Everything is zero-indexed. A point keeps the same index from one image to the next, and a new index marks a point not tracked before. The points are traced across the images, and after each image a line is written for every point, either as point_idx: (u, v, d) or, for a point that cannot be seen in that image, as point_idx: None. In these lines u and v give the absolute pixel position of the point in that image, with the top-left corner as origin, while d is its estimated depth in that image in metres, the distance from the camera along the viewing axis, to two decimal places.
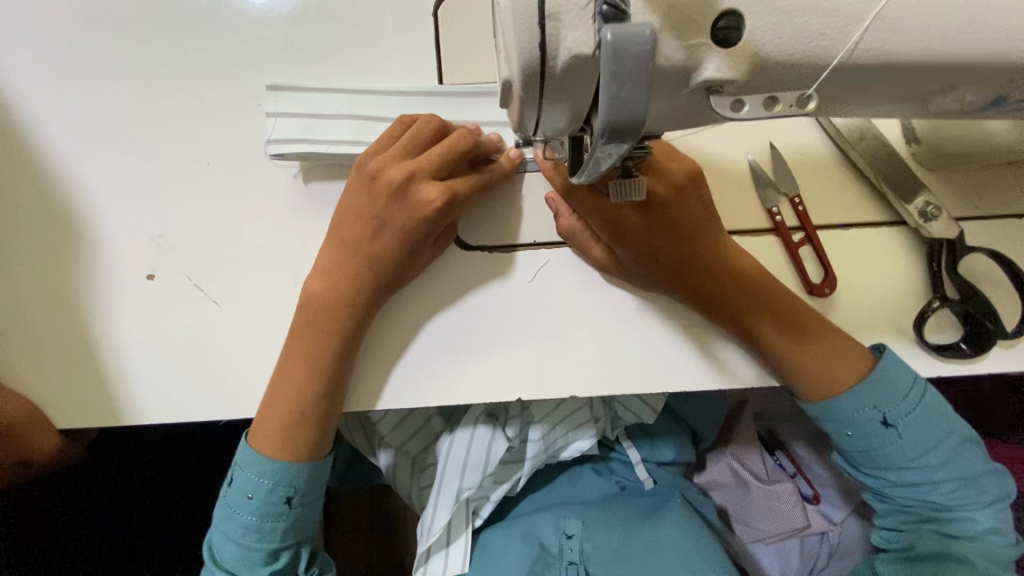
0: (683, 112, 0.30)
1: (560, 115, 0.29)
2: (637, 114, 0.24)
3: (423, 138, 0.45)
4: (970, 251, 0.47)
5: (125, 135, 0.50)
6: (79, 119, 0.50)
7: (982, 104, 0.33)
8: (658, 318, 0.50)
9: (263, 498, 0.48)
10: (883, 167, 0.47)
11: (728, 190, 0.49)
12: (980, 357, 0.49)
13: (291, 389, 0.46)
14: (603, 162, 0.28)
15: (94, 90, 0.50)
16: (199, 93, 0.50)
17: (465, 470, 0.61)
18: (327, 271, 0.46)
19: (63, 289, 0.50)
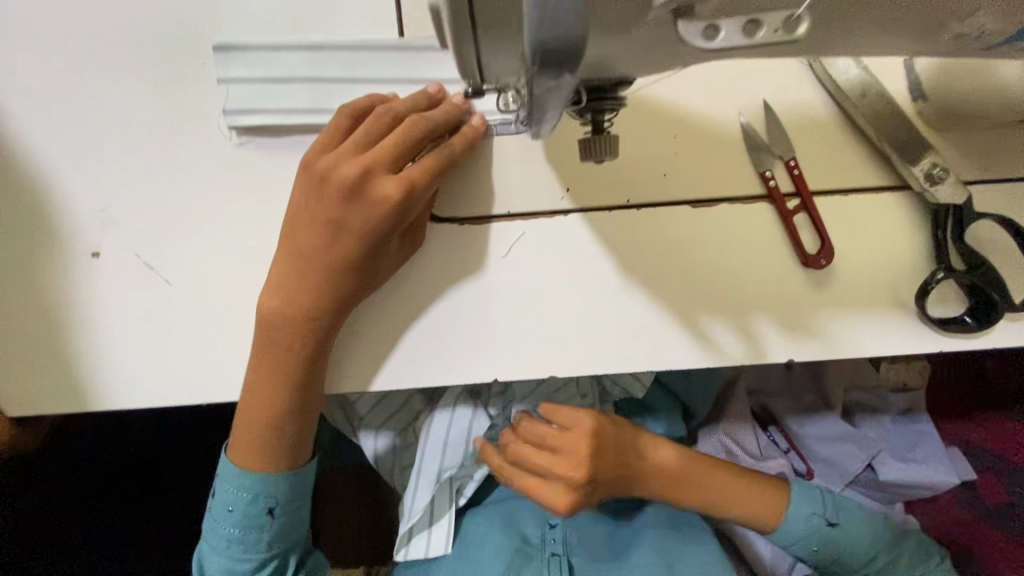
0: (646, 45, 0.26)
1: (503, 52, 0.26)
2: (570, 26, 0.21)
3: (376, 128, 0.40)
4: (979, 218, 0.44)
5: (54, 97, 0.45)
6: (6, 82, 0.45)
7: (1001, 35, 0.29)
8: (643, 294, 0.46)
9: (247, 513, 0.46)
10: (886, 126, 0.43)
11: (718, 154, 0.45)
12: (986, 330, 0.46)
13: (262, 403, 0.44)
14: (549, 100, 0.25)
15: (20, 49, 0.45)
16: (134, 49, 0.44)
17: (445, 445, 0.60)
18: (283, 285, 0.42)
19: (4, 269, 0.46)
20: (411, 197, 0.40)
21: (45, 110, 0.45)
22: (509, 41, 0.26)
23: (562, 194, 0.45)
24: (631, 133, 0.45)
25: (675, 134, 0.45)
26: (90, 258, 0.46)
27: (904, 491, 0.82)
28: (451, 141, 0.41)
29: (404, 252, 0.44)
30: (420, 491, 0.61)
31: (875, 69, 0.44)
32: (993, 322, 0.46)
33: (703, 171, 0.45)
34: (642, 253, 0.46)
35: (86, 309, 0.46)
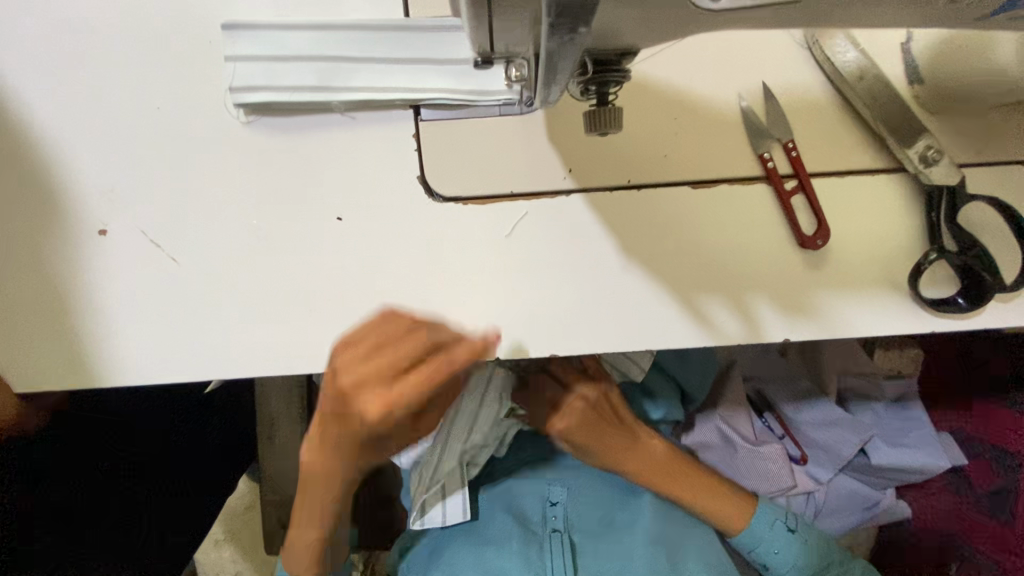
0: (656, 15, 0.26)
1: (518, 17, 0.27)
2: None
3: (387, 331, 0.40)
4: (972, 200, 0.45)
5: (64, 76, 0.45)
6: (17, 60, 0.45)
7: None
8: (643, 274, 0.47)
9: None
10: (882, 109, 0.44)
11: (718, 136, 0.46)
12: (977, 311, 0.47)
13: (310, 537, 0.50)
14: (562, 62, 0.26)
15: (31, 28, 0.45)
16: (146, 29, 0.45)
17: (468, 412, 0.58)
18: (314, 451, 0.45)
19: (14, 244, 0.46)
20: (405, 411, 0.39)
21: (52, 88, 0.45)
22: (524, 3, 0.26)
23: (564, 174, 0.46)
24: (633, 114, 0.45)
25: (676, 116, 0.46)
26: (98, 235, 0.46)
27: (897, 476, 0.83)
28: (453, 351, 0.40)
29: (436, 415, 0.45)
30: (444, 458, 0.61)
31: (873, 53, 0.45)
32: (984, 302, 0.47)
33: (703, 153, 0.46)
34: (643, 231, 0.46)
35: (95, 286, 0.47)
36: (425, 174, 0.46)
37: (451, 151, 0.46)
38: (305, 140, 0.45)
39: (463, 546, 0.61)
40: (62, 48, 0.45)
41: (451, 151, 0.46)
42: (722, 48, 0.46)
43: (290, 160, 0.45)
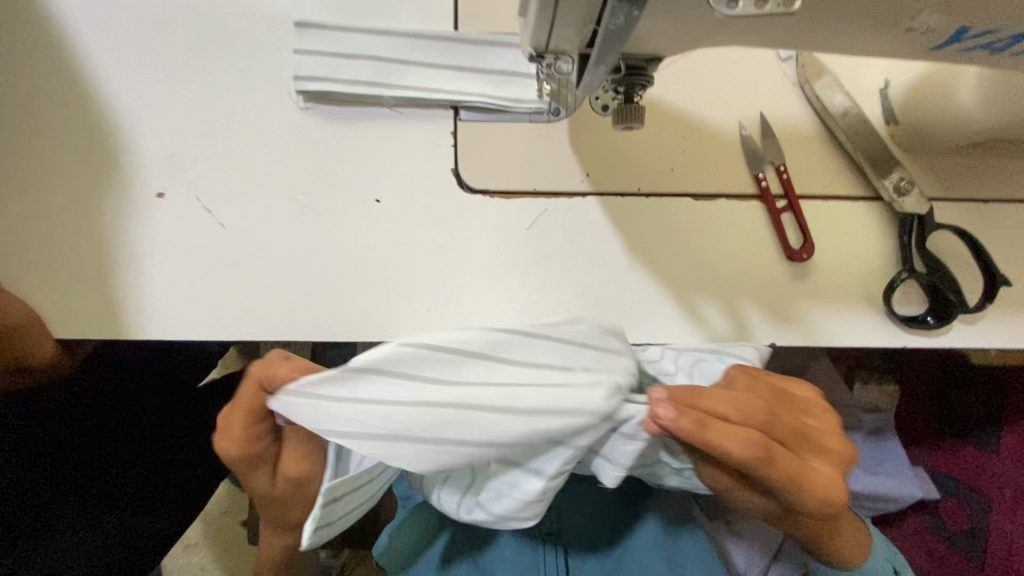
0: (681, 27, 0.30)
1: (572, 19, 0.30)
2: None
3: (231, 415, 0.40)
4: (938, 228, 0.51)
5: (149, 53, 0.51)
6: (111, 37, 0.51)
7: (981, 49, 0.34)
8: (647, 274, 0.52)
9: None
10: (863, 143, 0.50)
11: (719, 154, 0.51)
12: (944, 330, 0.53)
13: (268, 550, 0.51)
14: (613, 49, 0.29)
15: (127, 11, 0.51)
16: (226, 20, 0.50)
17: (399, 444, 0.36)
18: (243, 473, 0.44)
19: (78, 198, 0.51)
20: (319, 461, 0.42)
21: (134, 61, 0.51)
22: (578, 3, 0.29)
23: (582, 177, 0.51)
24: (646, 130, 0.51)
25: (684, 135, 0.51)
26: (154, 197, 0.51)
27: (874, 504, 0.86)
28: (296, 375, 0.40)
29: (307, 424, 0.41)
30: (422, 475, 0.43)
31: (858, 95, 0.51)
32: (950, 321, 0.52)
33: (705, 169, 0.52)
34: (648, 234, 0.52)
35: (145, 243, 0.51)
36: (458, 168, 0.51)
37: (482, 149, 0.51)
38: (354, 128, 0.50)
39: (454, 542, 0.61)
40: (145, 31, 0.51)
41: (483, 149, 0.51)
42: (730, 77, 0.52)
43: (340, 144, 0.50)
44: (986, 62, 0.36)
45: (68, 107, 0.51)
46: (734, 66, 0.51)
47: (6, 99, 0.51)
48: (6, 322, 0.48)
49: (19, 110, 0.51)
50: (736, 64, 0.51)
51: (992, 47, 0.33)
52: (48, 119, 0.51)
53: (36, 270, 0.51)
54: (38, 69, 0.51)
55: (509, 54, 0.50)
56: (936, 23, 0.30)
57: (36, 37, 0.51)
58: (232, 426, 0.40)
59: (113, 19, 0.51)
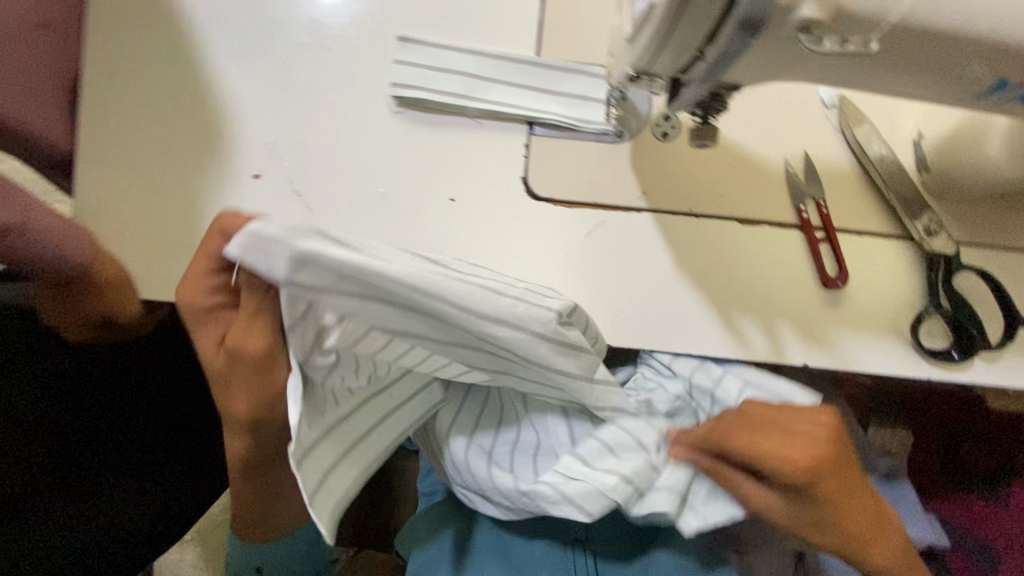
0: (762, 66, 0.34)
1: (670, 53, 0.33)
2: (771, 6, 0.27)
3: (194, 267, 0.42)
4: (963, 269, 0.55)
5: (259, 49, 0.56)
6: (226, 31, 0.56)
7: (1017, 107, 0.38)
8: (692, 288, 0.56)
9: (243, 565, 0.65)
10: (897, 186, 0.55)
11: (765, 185, 0.56)
12: (966, 365, 0.56)
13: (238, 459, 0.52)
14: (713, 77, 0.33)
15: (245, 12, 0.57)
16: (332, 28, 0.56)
17: (366, 277, 0.35)
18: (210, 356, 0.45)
19: (182, 172, 0.56)
20: (264, 335, 0.40)
21: (246, 55, 0.56)
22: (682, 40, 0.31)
23: (639, 195, 0.56)
24: (701, 157, 0.56)
25: (734, 164, 0.56)
26: (251, 178, 0.56)
27: None
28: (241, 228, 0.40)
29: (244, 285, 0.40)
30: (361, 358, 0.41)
31: (895, 143, 0.57)
32: (971, 357, 0.56)
33: (752, 197, 0.56)
34: (696, 252, 0.56)
35: None
36: (527, 176, 0.56)
37: (551, 162, 0.56)
38: (437, 133, 0.56)
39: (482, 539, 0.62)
40: (258, 28, 0.56)
41: (551, 162, 0.56)
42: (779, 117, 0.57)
43: (423, 145, 0.56)
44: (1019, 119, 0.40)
45: (182, 90, 0.56)
46: (783, 108, 0.57)
47: (127, 78, 0.56)
48: (103, 277, 0.52)
49: (137, 88, 0.56)
50: (785, 106, 0.57)
51: None
52: (163, 99, 0.56)
53: (133, 234, 0.55)
54: (157, 53, 0.56)
55: (584, 80, 0.55)
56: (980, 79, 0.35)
57: (161, 27, 0.57)
58: (190, 276, 0.43)
59: (229, 14, 0.56)
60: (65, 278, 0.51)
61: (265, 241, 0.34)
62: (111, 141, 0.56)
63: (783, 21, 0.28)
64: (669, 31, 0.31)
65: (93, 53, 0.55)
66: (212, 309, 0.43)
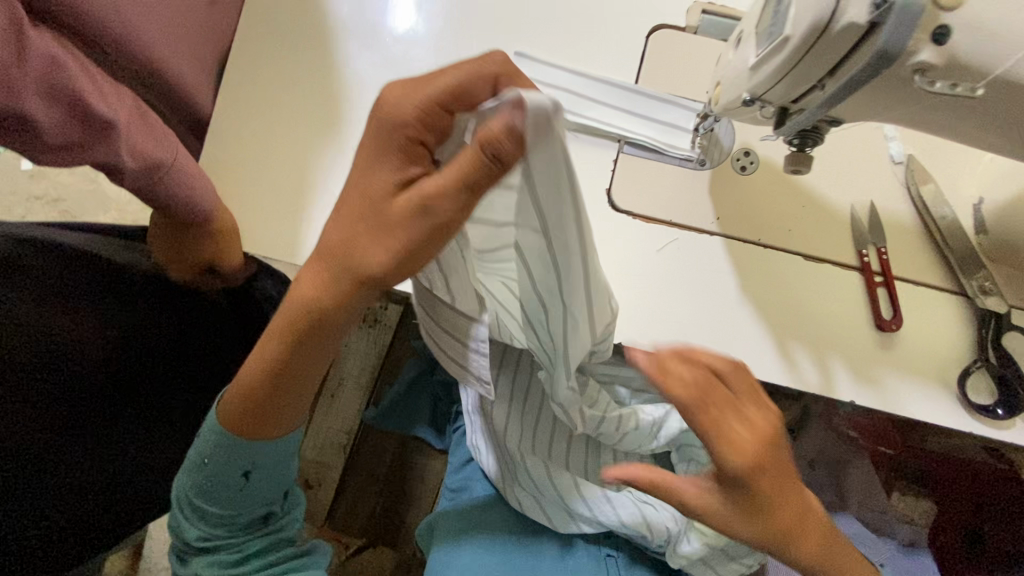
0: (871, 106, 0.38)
1: (788, 84, 0.38)
2: (904, 45, 0.31)
3: (427, 90, 0.37)
4: (1013, 330, 0.58)
5: (386, 39, 0.62)
6: (357, 19, 0.62)
7: None
8: (753, 313, 0.60)
9: (222, 468, 0.50)
10: (955, 244, 0.59)
11: (831, 226, 0.61)
12: (1009, 423, 0.58)
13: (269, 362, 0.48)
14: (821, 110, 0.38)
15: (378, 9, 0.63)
16: (453, 33, 0.62)
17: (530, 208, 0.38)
18: (350, 203, 0.40)
19: (295, 138, 0.60)
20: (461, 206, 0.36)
21: (372, 43, 0.61)
22: (805, 73, 0.36)
23: (713, 220, 0.61)
24: (775, 194, 0.61)
25: (805, 204, 0.61)
26: None
27: None
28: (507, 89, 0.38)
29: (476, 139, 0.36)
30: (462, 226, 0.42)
31: (956, 205, 0.61)
32: (1015, 417, 0.58)
33: (817, 236, 0.60)
34: (761, 280, 0.60)
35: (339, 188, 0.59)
36: (611, 189, 0.61)
37: (635, 179, 0.61)
38: None
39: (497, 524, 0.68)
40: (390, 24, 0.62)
41: (635, 179, 0.61)
42: (850, 166, 0.61)
43: None
44: None
45: (312, 65, 0.61)
46: (854, 159, 0.61)
47: (260, 48, 0.61)
48: (218, 226, 0.56)
49: (273, 59, 0.61)
50: (857, 158, 0.61)
51: None
52: (294, 72, 0.61)
53: (243, 192, 0.59)
54: (291, 28, 0.62)
55: (676, 111, 0.61)
56: None
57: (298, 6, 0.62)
58: (414, 94, 0.37)
59: (365, 5, 0.62)
60: (188, 220, 0.56)
61: (547, 122, 0.31)
62: (242, 102, 0.60)
63: (903, 61, 0.33)
64: (797, 60, 0.35)
65: (245, 27, 0.61)
66: (410, 136, 0.37)
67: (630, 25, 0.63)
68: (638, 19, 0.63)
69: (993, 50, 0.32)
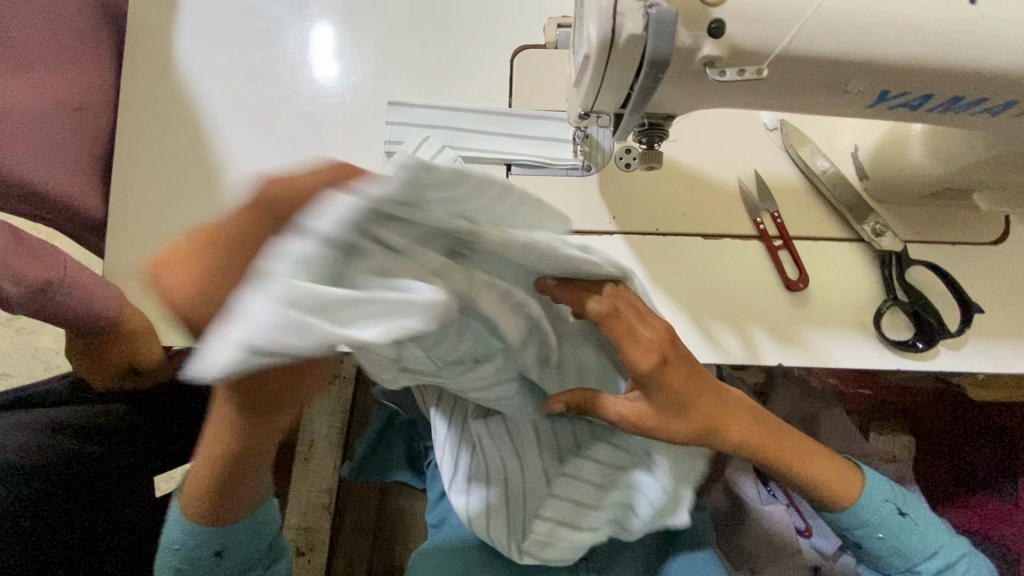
0: (688, 101, 0.39)
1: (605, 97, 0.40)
2: (671, 47, 0.34)
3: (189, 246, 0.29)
4: (912, 263, 0.60)
5: (263, 117, 0.64)
6: (235, 106, 0.64)
7: (965, 103, 0.38)
8: (669, 300, 0.61)
9: (193, 556, 0.49)
10: (842, 195, 0.61)
11: (723, 201, 0.62)
12: (933, 353, 0.60)
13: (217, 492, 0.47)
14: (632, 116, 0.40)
15: (249, 88, 0.64)
16: (325, 97, 0.64)
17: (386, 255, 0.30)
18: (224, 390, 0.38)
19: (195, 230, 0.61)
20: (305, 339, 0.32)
21: (252, 124, 0.63)
22: (614, 88, 0.38)
23: (610, 219, 0.62)
24: (663, 183, 0.63)
25: (692, 186, 0.63)
26: None
27: None
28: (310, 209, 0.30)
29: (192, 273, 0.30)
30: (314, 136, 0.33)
31: (836, 157, 0.63)
32: (935, 345, 0.60)
33: (709, 213, 0.62)
34: (669, 266, 0.61)
35: None
36: None
37: None
38: None
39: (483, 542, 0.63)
40: (263, 102, 0.64)
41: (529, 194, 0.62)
42: (728, 142, 0.64)
43: None
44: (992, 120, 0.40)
45: (196, 157, 0.63)
46: (730, 134, 0.64)
47: (146, 151, 0.63)
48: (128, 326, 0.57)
49: (159, 160, 0.63)
50: (732, 133, 0.64)
51: (981, 105, 0.38)
52: (181, 166, 0.63)
53: None
54: (174, 127, 0.64)
55: (551, 125, 0.63)
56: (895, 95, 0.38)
57: (177, 105, 0.64)
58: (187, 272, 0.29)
59: (239, 92, 0.64)
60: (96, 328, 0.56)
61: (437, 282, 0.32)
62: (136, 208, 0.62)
63: (691, 57, 0.35)
64: (601, 74, 0.37)
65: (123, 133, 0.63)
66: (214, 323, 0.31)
67: (493, 57, 0.66)
68: (497, 47, 0.66)
69: (766, 33, 0.34)
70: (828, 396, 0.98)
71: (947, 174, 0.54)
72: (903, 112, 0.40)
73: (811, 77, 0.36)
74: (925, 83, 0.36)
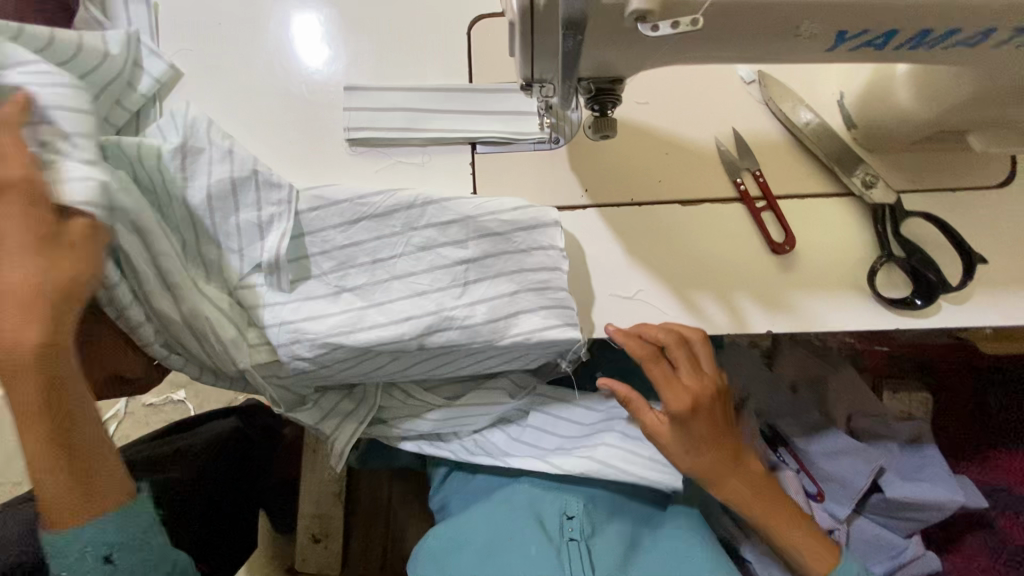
0: (628, 61, 0.37)
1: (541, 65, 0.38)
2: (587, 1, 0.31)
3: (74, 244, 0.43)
4: (908, 216, 0.56)
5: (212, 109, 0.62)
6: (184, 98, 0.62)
7: (936, 37, 0.34)
8: (647, 272, 0.58)
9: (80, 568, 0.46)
10: (828, 147, 0.57)
11: (699, 163, 0.59)
12: (934, 309, 0.56)
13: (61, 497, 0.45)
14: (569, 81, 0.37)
15: (199, 86, 0.62)
16: (279, 87, 0.62)
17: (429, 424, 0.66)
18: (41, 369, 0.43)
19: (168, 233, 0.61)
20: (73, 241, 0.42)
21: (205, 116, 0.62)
22: (548, 52, 0.36)
23: (582, 192, 0.59)
24: (636, 150, 0.60)
25: (667, 151, 0.60)
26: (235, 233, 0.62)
27: (917, 516, 0.82)
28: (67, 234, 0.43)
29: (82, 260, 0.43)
30: (323, 279, 0.55)
31: (820, 108, 0.59)
32: (936, 301, 0.55)
33: (689, 179, 0.59)
34: (646, 236, 0.58)
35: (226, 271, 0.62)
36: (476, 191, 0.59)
37: (494, 175, 0.60)
38: (385, 161, 0.60)
39: (477, 517, 0.65)
40: (216, 92, 0.62)
41: (494, 171, 0.60)
42: (702, 101, 0.60)
43: (377, 167, 0.60)
44: (974, 54, 0.37)
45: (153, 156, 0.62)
46: (704, 92, 0.61)
47: None
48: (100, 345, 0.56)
49: None
50: (706, 91, 0.61)
51: (955, 38, 0.35)
52: None
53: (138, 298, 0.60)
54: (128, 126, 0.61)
55: (515, 98, 0.60)
56: (855, 37, 0.35)
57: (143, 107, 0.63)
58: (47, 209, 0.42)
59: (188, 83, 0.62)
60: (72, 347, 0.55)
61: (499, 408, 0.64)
62: None
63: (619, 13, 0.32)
64: (529, 40, 0.35)
65: None
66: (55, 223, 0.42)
67: (448, 32, 0.63)
68: (455, 24, 0.64)
69: None
70: (837, 355, 0.95)
71: (939, 115, 0.49)
72: (871, 52, 0.37)
73: (751, 21, 0.34)
74: (885, 19, 0.33)
